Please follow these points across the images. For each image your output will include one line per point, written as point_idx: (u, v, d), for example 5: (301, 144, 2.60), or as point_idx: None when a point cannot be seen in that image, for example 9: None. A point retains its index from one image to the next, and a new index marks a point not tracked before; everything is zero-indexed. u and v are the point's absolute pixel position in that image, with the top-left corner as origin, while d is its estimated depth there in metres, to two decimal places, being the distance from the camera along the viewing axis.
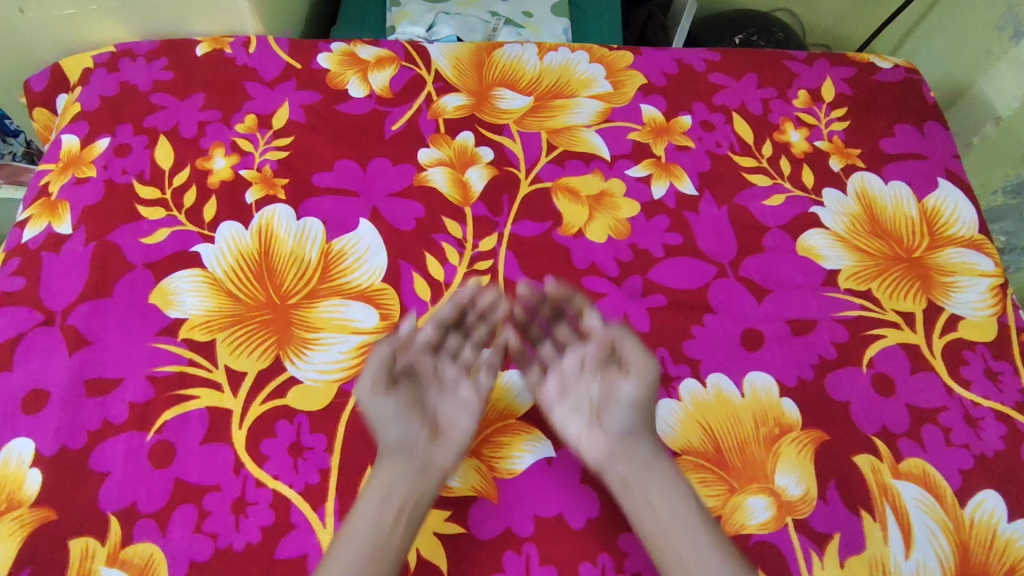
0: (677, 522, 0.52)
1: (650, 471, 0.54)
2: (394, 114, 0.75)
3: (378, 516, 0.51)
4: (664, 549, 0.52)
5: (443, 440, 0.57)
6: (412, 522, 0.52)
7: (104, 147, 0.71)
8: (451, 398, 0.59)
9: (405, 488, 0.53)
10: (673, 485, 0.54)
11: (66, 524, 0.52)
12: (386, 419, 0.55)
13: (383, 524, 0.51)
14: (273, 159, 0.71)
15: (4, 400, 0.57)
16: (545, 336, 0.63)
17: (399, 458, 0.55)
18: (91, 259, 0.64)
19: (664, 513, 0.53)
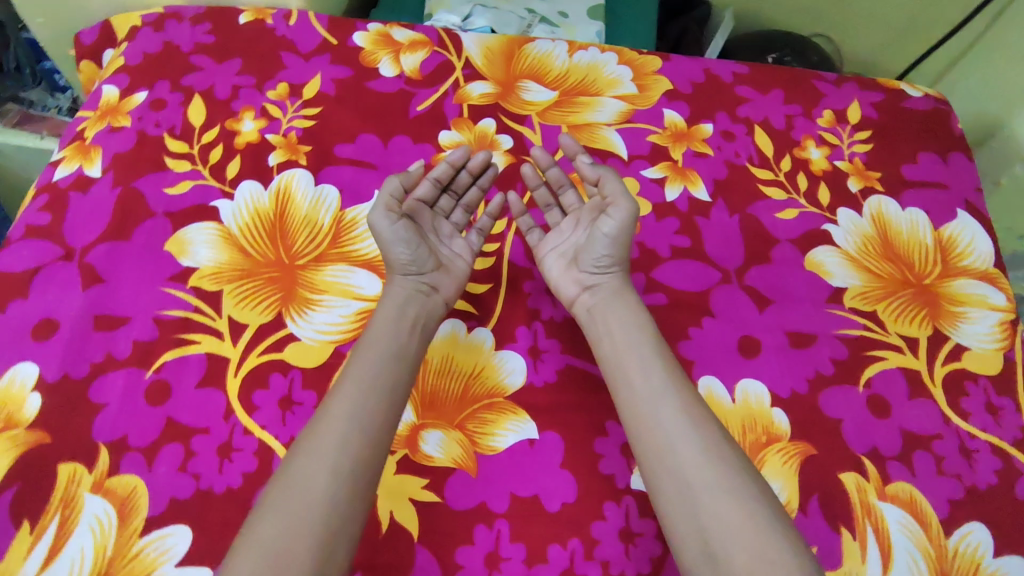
0: (653, 390, 0.54)
1: (615, 307, 0.61)
2: (421, 95, 0.77)
3: (356, 399, 0.51)
4: (632, 365, 0.56)
5: (443, 274, 0.63)
6: (410, 339, 0.57)
7: (141, 101, 0.74)
8: (448, 245, 0.66)
9: (382, 373, 0.54)
10: (642, 347, 0.57)
11: (57, 449, 0.54)
12: (396, 242, 0.61)
13: (359, 417, 0.51)
14: (299, 127, 0.73)
15: (16, 325, 0.60)
16: (549, 203, 0.71)
17: (408, 282, 0.61)
18: (115, 203, 0.66)
19: (641, 381, 0.55)
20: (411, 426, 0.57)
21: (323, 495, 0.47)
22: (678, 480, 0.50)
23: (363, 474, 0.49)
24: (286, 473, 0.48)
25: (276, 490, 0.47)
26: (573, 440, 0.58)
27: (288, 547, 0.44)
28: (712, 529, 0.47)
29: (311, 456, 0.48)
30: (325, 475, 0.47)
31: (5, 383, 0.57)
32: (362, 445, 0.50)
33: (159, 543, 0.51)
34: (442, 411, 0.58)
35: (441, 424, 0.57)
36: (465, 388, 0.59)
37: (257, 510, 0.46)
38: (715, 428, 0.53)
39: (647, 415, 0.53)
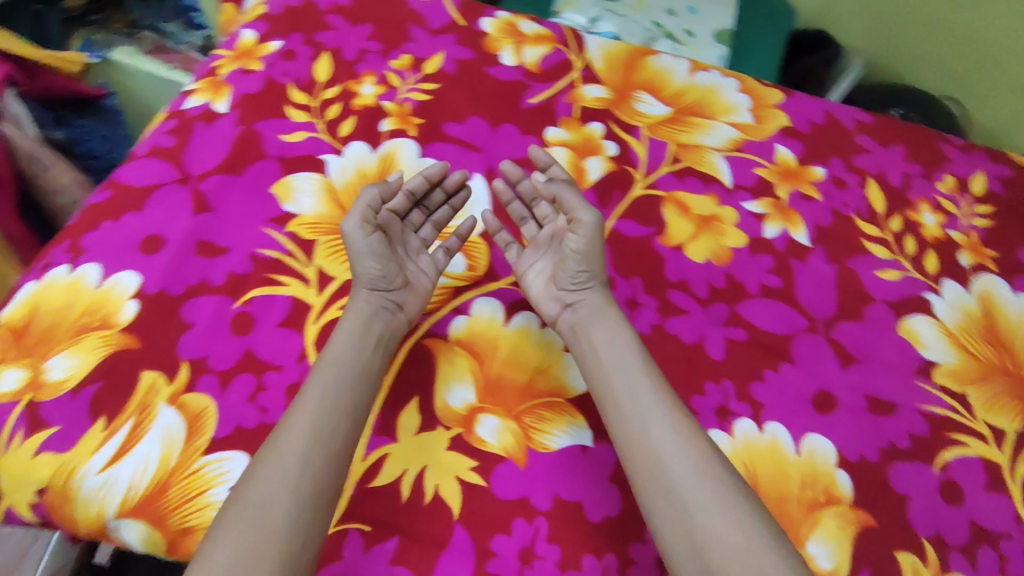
0: (640, 409, 0.53)
1: (596, 322, 0.60)
2: (536, 89, 0.78)
3: (307, 420, 0.50)
4: (617, 387, 0.55)
5: (410, 292, 0.62)
6: (367, 354, 0.56)
7: (275, 49, 0.77)
8: (415, 262, 0.65)
9: (331, 387, 0.52)
10: (629, 363, 0.56)
11: (143, 356, 0.57)
12: (362, 256, 0.60)
13: (313, 438, 0.49)
14: (415, 99, 0.75)
15: (127, 235, 0.63)
16: (523, 219, 0.70)
17: (371, 298, 0.59)
18: (234, 140, 0.70)
19: (626, 399, 0.54)
20: (471, 407, 0.58)
21: (280, 514, 0.45)
22: (671, 501, 0.49)
23: (319, 488, 0.48)
24: (242, 494, 0.46)
25: (231, 513, 0.45)
26: None
27: (250, 565, 0.43)
28: (706, 547, 0.46)
29: (265, 479, 0.47)
30: (285, 497, 0.46)
31: (108, 286, 0.60)
32: (313, 464, 0.48)
33: (218, 465, 0.53)
34: (502, 399, 0.58)
35: (499, 411, 0.58)
36: (528, 381, 0.60)
37: (211, 536, 0.44)
38: (705, 446, 0.52)
39: (636, 433, 0.52)
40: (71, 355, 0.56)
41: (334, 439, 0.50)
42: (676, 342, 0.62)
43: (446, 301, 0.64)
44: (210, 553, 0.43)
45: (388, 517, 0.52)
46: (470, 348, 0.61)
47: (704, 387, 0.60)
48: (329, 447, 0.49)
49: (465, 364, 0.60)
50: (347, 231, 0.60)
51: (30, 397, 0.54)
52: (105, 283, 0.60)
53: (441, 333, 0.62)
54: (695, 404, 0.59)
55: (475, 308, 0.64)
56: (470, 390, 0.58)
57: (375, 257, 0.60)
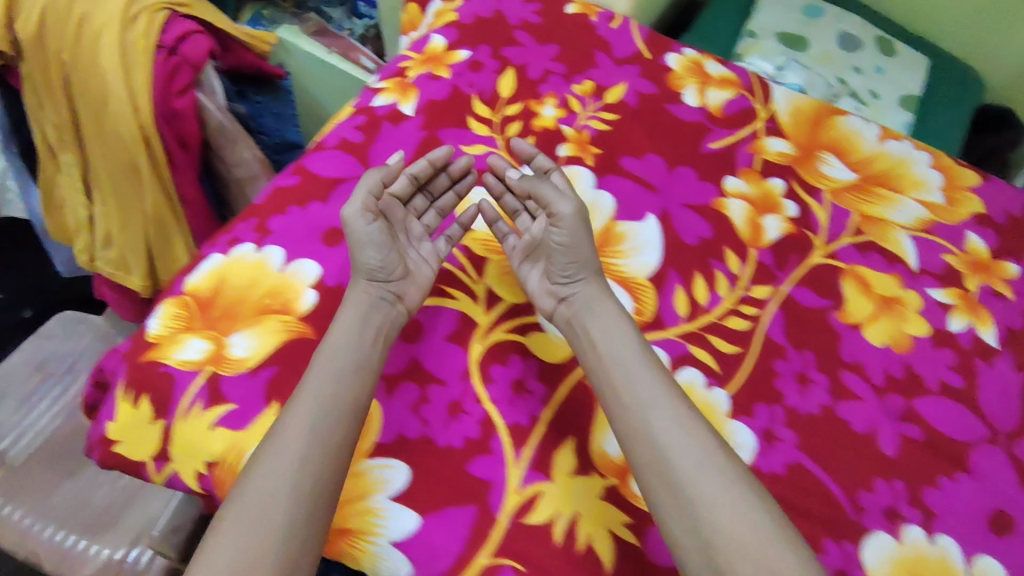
0: (639, 407, 0.53)
1: (597, 316, 0.59)
2: (716, 134, 0.75)
3: (302, 404, 0.51)
4: (612, 381, 0.54)
5: (408, 283, 0.62)
6: (364, 336, 0.56)
7: (463, 58, 0.77)
8: (415, 249, 0.65)
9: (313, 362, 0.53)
10: (629, 359, 0.55)
11: (318, 347, 0.58)
12: (363, 246, 0.60)
13: (305, 421, 0.50)
14: (594, 127, 0.74)
15: (310, 223, 0.64)
16: (517, 210, 0.69)
17: (368, 288, 0.59)
18: (418, 144, 0.70)
19: (629, 395, 0.53)
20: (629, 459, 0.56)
21: (279, 502, 0.46)
22: (677, 504, 0.49)
23: (317, 470, 0.48)
24: (244, 484, 0.48)
25: (234, 503, 0.47)
26: None
27: (255, 552, 0.44)
28: (716, 548, 0.47)
29: (263, 467, 0.48)
30: (287, 491, 0.47)
31: (289, 272, 0.61)
32: (308, 447, 0.49)
33: (381, 470, 0.53)
34: None
35: None
36: None
37: (214, 529, 0.46)
38: (714, 444, 0.51)
39: (641, 426, 0.52)
40: (252, 335, 0.57)
41: (333, 424, 0.50)
42: (848, 430, 0.59)
43: None
44: (216, 547, 0.45)
45: (539, 558, 0.50)
46: None
47: (874, 484, 0.57)
48: (319, 422, 0.50)
49: None
50: (349, 216, 0.60)
51: (212, 369, 0.55)
52: (287, 269, 0.62)
53: None
54: (863, 500, 0.56)
55: None
56: None
57: (377, 245, 0.60)
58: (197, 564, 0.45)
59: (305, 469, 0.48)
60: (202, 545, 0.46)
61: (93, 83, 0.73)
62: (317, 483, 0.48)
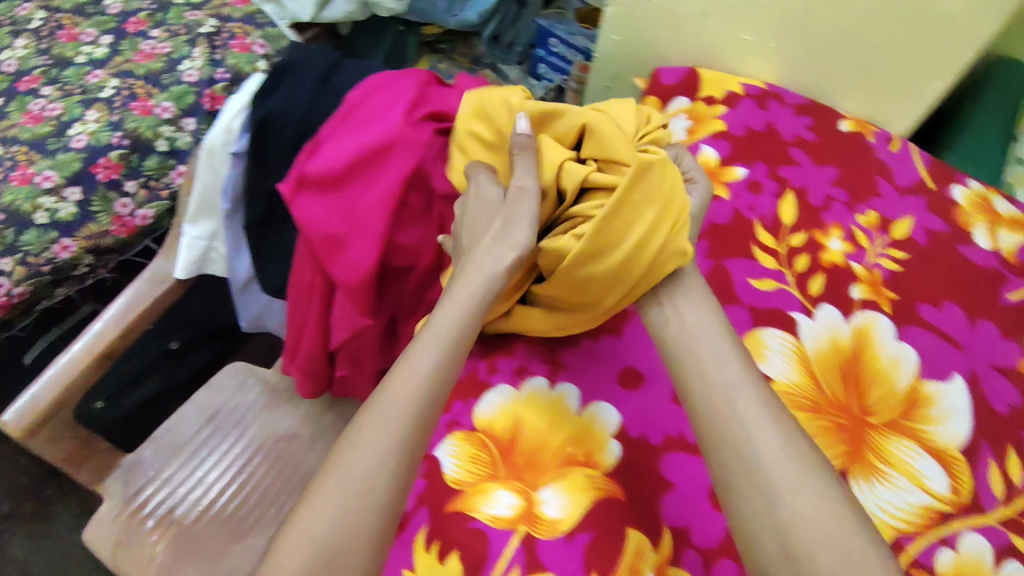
0: (711, 424, 0.49)
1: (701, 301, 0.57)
2: (1016, 283, 0.70)
3: (411, 366, 0.51)
4: (716, 407, 0.50)
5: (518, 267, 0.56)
6: (484, 316, 0.54)
7: (740, 176, 0.73)
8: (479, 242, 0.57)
9: (444, 338, 0.52)
10: (729, 350, 0.53)
11: (628, 510, 0.54)
12: (514, 219, 0.55)
13: (414, 382, 0.50)
14: (886, 266, 0.69)
15: (607, 365, 0.63)
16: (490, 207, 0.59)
17: (496, 245, 0.55)
18: (707, 276, 0.66)
19: (714, 371, 0.51)
20: None
21: (380, 461, 0.47)
22: (767, 526, 0.45)
23: (406, 418, 0.49)
24: (344, 449, 0.48)
25: (338, 456, 0.48)
26: None
27: (355, 517, 0.45)
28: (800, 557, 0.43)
29: (367, 430, 0.48)
30: (388, 456, 0.47)
31: (557, 395, 0.60)
32: (407, 397, 0.49)
33: None
34: None
35: None
36: None
37: (317, 485, 0.47)
38: (792, 461, 0.47)
39: (726, 407, 0.49)
40: (563, 491, 0.54)
41: (433, 389, 0.50)
42: None
43: (933, 524, 0.57)
44: (315, 506, 0.45)
45: None
46: None
47: None
48: (426, 396, 0.50)
49: None
50: (523, 191, 0.56)
51: (526, 530, 0.52)
52: (553, 392, 0.60)
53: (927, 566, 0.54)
54: None
55: (964, 545, 0.56)
56: None
57: (508, 219, 0.55)
58: (290, 526, 0.45)
59: (394, 416, 0.49)
60: (293, 509, 0.47)
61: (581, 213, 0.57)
62: (405, 436, 0.48)
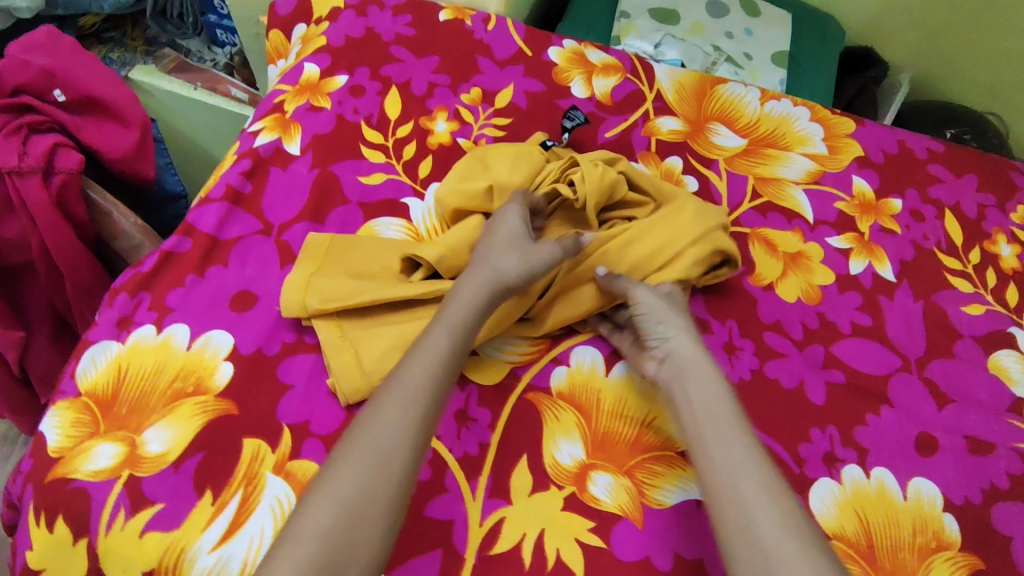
0: (703, 403, 0.52)
1: (691, 369, 0.54)
2: (610, 122, 0.76)
3: (424, 351, 0.50)
4: (677, 386, 0.54)
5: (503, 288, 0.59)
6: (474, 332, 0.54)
7: (341, 84, 0.74)
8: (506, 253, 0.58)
9: (450, 322, 0.52)
10: (700, 407, 0.52)
11: (244, 422, 0.55)
12: (518, 247, 0.58)
13: (429, 364, 0.49)
14: (490, 135, 0.73)
15: (215, 291, 0.61)
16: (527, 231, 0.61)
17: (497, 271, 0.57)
18: (312, 183, 0.67)
19: (715, 447, 0.49)
20: (581, 464, 0.57)
21: (399, 440, 0.45)
22: (724, 466, 0.47)
23: (426, 395, 0.47)
24: (336, 470, 0.43)
25: (360, 429, 0.45)
26: None
27: (371, 488, 0.43)
28: (744, 490, 0.46)
29: (361, 444, 0.44)
30: (405, 433, 0.46)
31: (161, 339, 0.58)
32: (425, 377, 0.48)
33: None
34: (613, 454, 0.58)
35: (610, 468, 0.57)
36: (637, 435, 0.59)
37: (335, 460, 0.44)
38: (724, 403, 0.52)
39: (725, 478, 0.47)
40: (168, 425, 0.54)
41: (447, 369, 0.50)
42: (778, 388, 0.62)
43: (544, 350, 0.64)
44: (301, 528, 0.40)
45: None
46: (573, 401, 0.60)
47: (810, 434, 0.61)
48: (424, 405, 0.47)
49: (571, 419, 0.59)
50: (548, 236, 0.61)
51: (128, 473, 0.52)
52: (157, 337, 0.58)
53: (542, 387, 0.61)
54: (803, 452, 0.59)
55: (574, 358, 0.63)
56: (579, 445, 0.58)
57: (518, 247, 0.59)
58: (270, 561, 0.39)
59: (412, 395, 0.47)
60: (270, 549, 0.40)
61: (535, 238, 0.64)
62: (425, 417, 0.47)
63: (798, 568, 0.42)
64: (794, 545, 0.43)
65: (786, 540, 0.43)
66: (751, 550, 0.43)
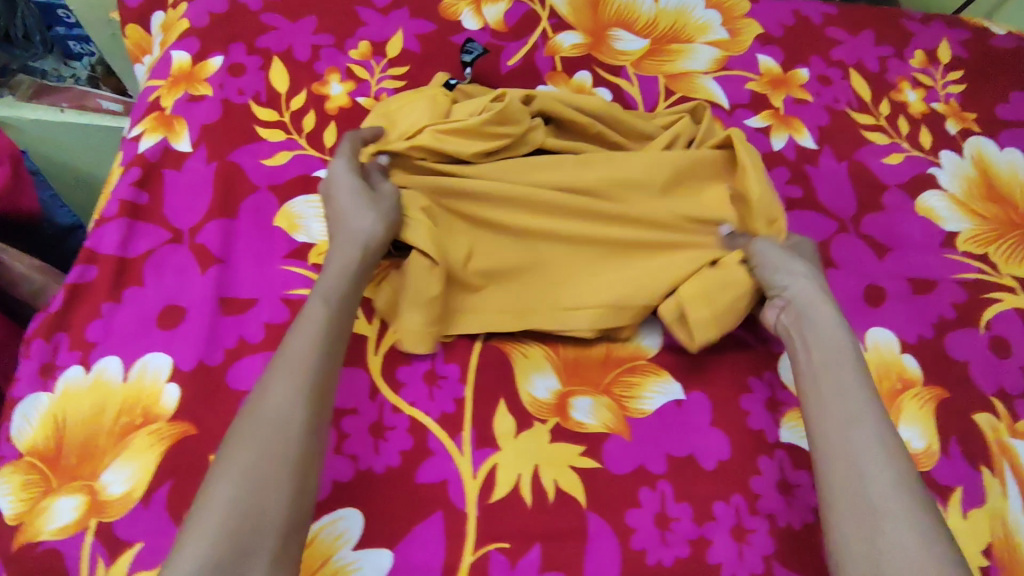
0: (831, 369, 0.49)
1: (829, 330, 0.52)
2: (510, 50, 0.73)
3: (306, 324, 0.48)
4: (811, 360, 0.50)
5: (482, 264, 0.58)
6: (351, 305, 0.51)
7: (217, 66, 0.68)
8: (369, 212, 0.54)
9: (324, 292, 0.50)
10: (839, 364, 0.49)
11: (207, 440, 0.52)
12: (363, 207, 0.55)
13: (313, 334, 0.47)
14: (389, 88, 0.69)
15: (138, 313, 0.56)
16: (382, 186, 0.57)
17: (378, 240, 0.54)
18: (214, 177, 0.62)
19: (833, 403, 0.47)
20: (559, 394, 0.57)
21: (291, 410, 0.43)
22: (839, 442, 0.45)
23: (308, 368, 0.45)
24: (233, 447, 0.41)
25: (247, 415, 0.43)
26: (718, 399, 0.58)
27: (259, 467, 0.40)
28: (867, 471, 0.43)
29: (255, 417, 0.42)
30: (298, 400, 0.43)
31: (94, 377, 0.54)
32: (306, 351, 0.46)
33: (332, 528, 0.49)
34: (588, 377, 0.58)
35: (588, 390, 0.57)
36: (607, 352, 0.60)
37: (231, 438, 0.41)
38: (851, 360, 0.49)
39: (839, 426, 0.46)
40: (126, 462, 0.51)
41: (330, 346, 0.47)
42: None
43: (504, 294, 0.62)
44: (206, 512, 0.38)
45: (520, 527, 0.51)
46: (538, 336, 0.60)
47: None
48: (315, 370, 0.45)
49: (539, 353, 0.59)
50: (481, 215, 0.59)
51: (97, 521, 0.49)
52: (89, 376, 0.54)
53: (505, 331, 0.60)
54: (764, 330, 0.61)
55: None
56: (553, 377, 0.58)
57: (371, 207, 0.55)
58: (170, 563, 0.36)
59: (296, 372, 0.45)
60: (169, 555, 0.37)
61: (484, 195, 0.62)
62: (313, 391, 0.44)
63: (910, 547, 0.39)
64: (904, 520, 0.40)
65: (899, 528, 0.40)
66: (857, 506, 0.42)
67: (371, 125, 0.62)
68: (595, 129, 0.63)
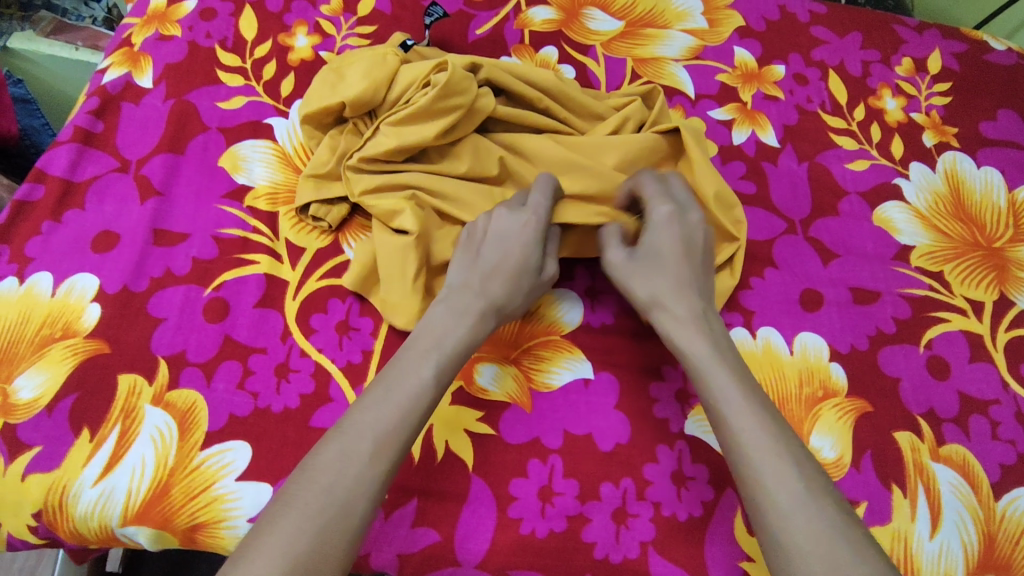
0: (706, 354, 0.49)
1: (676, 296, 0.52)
2: (480, 19, 0.73)
3: (415, 385, 0.45)
4: (663, 310, 0.52)
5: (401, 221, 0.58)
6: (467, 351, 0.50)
7: (191, 9, 0.70)
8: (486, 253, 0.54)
9: (441, 354, 0.47)
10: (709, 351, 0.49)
11: (117, 359, 0.54)
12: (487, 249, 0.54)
13: (409, 398, 0.44)
14: (353, 45, 0.70)
15: (75, 235, 0.59)
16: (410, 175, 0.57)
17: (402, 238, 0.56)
18: (168, 114, 0.64)
19: (721, 402, 0.46)
20: (466, 358, 0.57)
21: (365, 482, 0.40)
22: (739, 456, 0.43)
23: (395, 445, 0.42)
24: (293, 507, 0.38)
25: (317, 474, 0.40)
26: (627, 384, 0.58)
27: (322, 547, 0.37)
28: (768, 488, 0.41)
29: (323, 482, 0.39)
30: (374, 476, 0.41)
31: (24, 289, 0.56)
32: (399, 423, 0.43)
33: (219, 457, 0.51)
34: (498, 346, 0.58)
35: (497, 358, 0.58)
36: (523, 324, 0.60)
37: (289, 497, 0.39)
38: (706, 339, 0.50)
39: (734, 434, 0.44)
40: (39, 371, 0.53)
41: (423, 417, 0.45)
42: None
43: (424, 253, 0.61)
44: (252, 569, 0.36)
45: (401, 481, 0.52)
46: None
47: None
48: (394, 439, 0.42)
49: None
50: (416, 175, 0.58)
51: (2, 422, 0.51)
52: (19, 288, 0.56)
53: None
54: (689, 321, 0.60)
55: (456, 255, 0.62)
56: None
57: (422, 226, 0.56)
58: None
59: (381, 443, 0.42)
60: None
61: (428, 158, 0.61)
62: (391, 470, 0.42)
63: (803, 525, 0.39)
64: (796, 498, 0.40)
65: (797, 511, 0.40)
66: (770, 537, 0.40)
67: (319, 81, 0.62)
68: (542, 101, 0.62)
